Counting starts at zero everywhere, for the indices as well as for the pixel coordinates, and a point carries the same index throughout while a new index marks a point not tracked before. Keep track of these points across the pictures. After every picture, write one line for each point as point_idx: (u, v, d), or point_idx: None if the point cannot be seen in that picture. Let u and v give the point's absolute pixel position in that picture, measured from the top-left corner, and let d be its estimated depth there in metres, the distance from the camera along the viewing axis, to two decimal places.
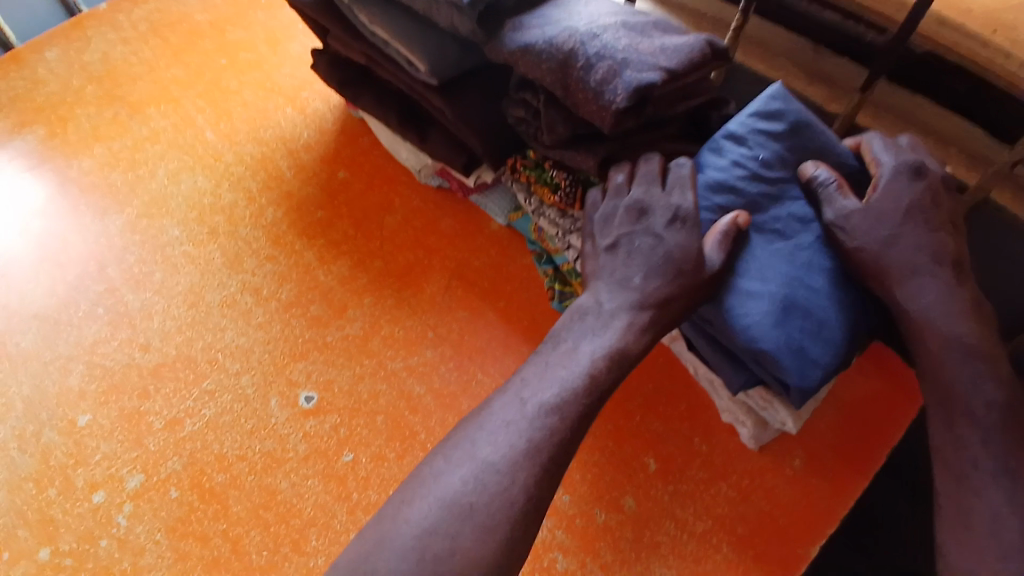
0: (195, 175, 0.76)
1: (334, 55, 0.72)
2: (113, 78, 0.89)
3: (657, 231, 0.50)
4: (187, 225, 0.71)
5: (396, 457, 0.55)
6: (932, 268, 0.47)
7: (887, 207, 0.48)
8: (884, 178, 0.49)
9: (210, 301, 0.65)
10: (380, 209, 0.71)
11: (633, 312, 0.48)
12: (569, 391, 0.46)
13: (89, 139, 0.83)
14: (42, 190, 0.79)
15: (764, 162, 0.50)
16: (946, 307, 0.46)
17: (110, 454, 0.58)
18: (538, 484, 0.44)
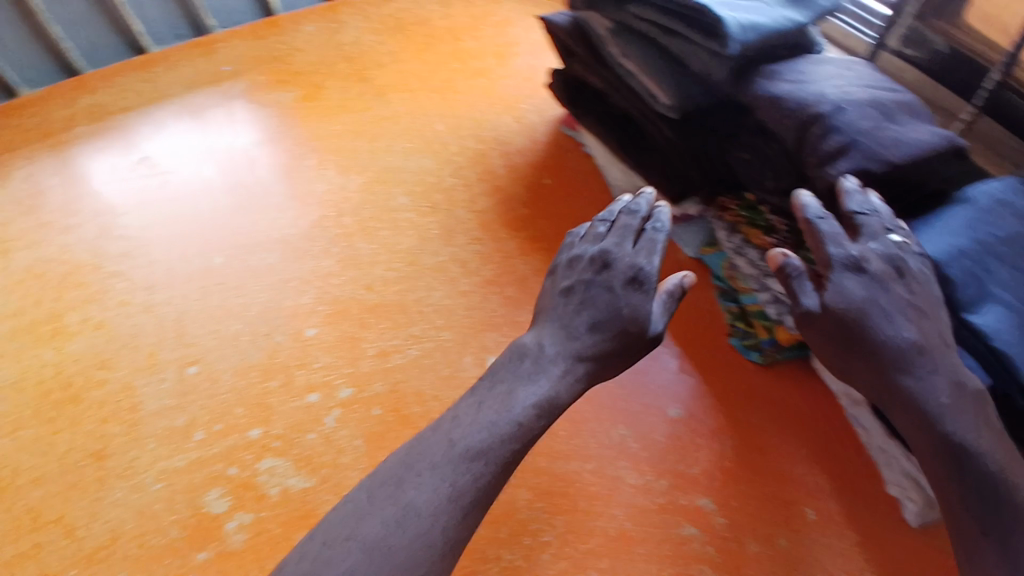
0: (422, 156, 0.86)
1: (566, 74, 0.78)
2: (363, 61, 1.00)
3: (591, 275, 0.56)
4: (413, 196, 0.82)
5: (567, 435, 0.59)
6: (935, 367, 0.46)
7: (841, 302, 0.49)
8: (835, 275, 0.50)
9: (425, 262, 0.74)
10: (577, 218, 0.77)
11: (569, 359, 0.52)
12: (497, 437, 0.47)
13: (337, 110, 0.93)
14: (292, 138, 0.90)
15: (610, 214, 0.61)
16: (937, 394, 0.46)
17: (327, 365, 0.66)
18: (458, 527, 0.44)
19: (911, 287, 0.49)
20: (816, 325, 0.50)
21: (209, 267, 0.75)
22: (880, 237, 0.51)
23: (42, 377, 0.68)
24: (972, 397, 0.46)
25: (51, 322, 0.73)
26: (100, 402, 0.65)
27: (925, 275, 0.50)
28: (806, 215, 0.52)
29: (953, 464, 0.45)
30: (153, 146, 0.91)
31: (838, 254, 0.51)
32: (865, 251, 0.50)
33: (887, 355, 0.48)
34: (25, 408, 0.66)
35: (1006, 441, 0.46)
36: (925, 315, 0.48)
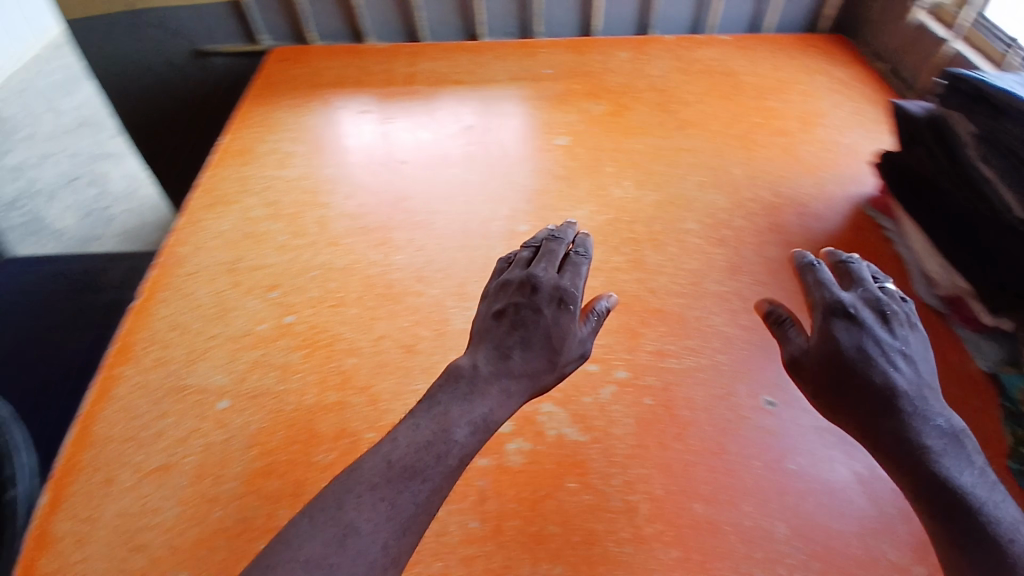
0: (715, 192, 0.92)
1: (900, 160, 0.83)
2: (670, 95, 1.09)
3: (552, 313, 0.67)
4: (703, 225, 0.87)
5: (834, 489, 0.61)
6: (947, 432, 0.55)
7: (850, 341, 0.62)
8: (840, 327, 0.64)
9: (709, 287, 0.79)
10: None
11: (501, 389, 0.60)
12: (421, 447, 0.54)
13: (641, 130, 1.02)
14: (594, 141, 0.99)
15: (580, 249, 0.75)
16: (952, 449, 0.54)
17: (607, 345, 0.73)
18: (396, 541, 0.48)
19: (872, 328, 0.63)
20: (815, 365, 0.63)
21: (515, 231, 0.86)
22: (841, 292, 0.67)
23: (368, 273, 0.82)
24: (949, 426, 0.55)
25: (378, 232, 0.88)
26: (415, 309, 0.78)
27: (892, 318, 0.65)
28: (814, 280, 0.69)
29: (927, 475, 0.52)
30: (474, 118, 1.06)
31: (824, 296, 0.67)
32: (851, 299, 0.66)
33: (903, 401, 0.57)
34: (354, 294, 0.80)
35: (987, 475, 0.52)
36: (912, 365, 0.61)
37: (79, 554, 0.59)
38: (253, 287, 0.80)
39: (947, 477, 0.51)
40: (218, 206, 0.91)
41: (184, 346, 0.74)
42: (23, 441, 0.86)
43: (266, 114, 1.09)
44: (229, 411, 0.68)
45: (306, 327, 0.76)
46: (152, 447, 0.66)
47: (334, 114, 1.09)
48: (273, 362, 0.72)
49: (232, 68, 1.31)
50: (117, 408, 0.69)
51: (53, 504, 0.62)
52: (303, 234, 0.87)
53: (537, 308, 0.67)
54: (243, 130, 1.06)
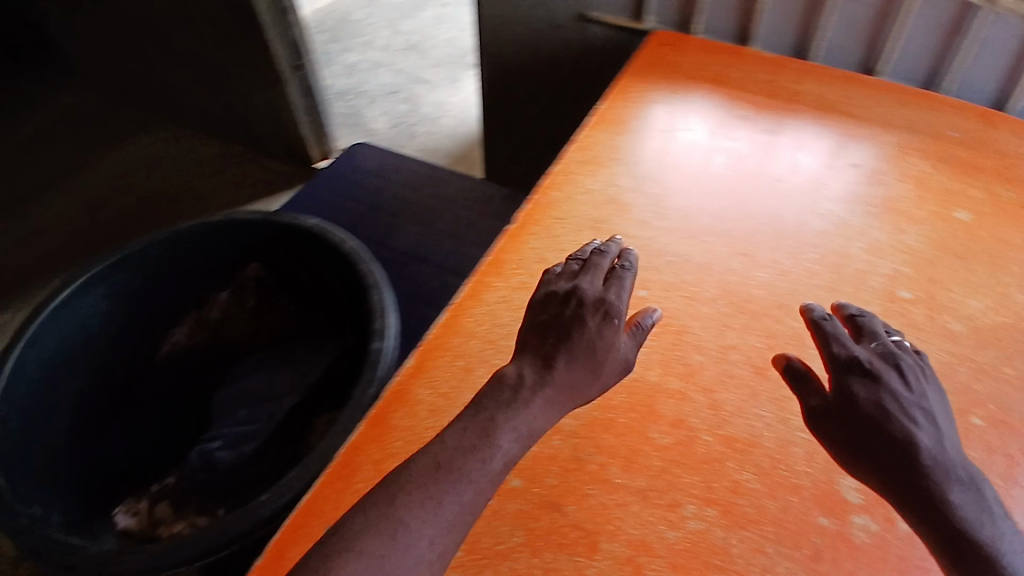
0: None
1: None
2: None
3: (569, 283, 0.67)
4: None
5: None
6: (965, 482, 0.55)
7: (875, 407, 0.60)
8: (864, 390, 0.61)
9: None
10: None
11: (537, 387, 0.57)
12: (463, 455, 0.52)
13: None
14: (1001, 231, 0.88)
15: (626, 263, 0.70)
16: (972, 506, 0.54)
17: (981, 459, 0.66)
18: (445, 539, 0.49)
19: (882, 383, 0.61)
20: (836, 419, 0.61)
21: (896, 294, 0.80)
22: (859, 352, 0.64)
23: (726, 279, 0.81)
24: (910, 444, 0.57)
25: (740, 243, 0.85)
26: (771, 333, 0.76)
27: (896, 364, 0.64)
28: (830, 332, 0.66)
29: (925, 490, 0.55)
30: (857, 157, 0.98)
31: (839, 353, 0.65)
32: (868, 356, 0.64)
33: (922, 459, 0.56)
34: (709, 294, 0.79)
35: (988, 508, 0.54)
36: (893, 396, 0.61)
37: (434, 422, 0.66)
38: None
39: (937, 489, 0.55)
40: (590, 164, 0.94)
41: None
42: (368, 257, 0.86)
43: (648, 87, 1.10)
44: None
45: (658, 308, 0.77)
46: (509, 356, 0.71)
47: (704, 112, 1.05)
48: None
49: (606, 40, 1.31)
50: (484, 310, 0.76)
51: (417, 369, 0.70)
52: (665, 218, 0.87)
53: (564, 302, 0.64)
54: (618, 101, 1.06)
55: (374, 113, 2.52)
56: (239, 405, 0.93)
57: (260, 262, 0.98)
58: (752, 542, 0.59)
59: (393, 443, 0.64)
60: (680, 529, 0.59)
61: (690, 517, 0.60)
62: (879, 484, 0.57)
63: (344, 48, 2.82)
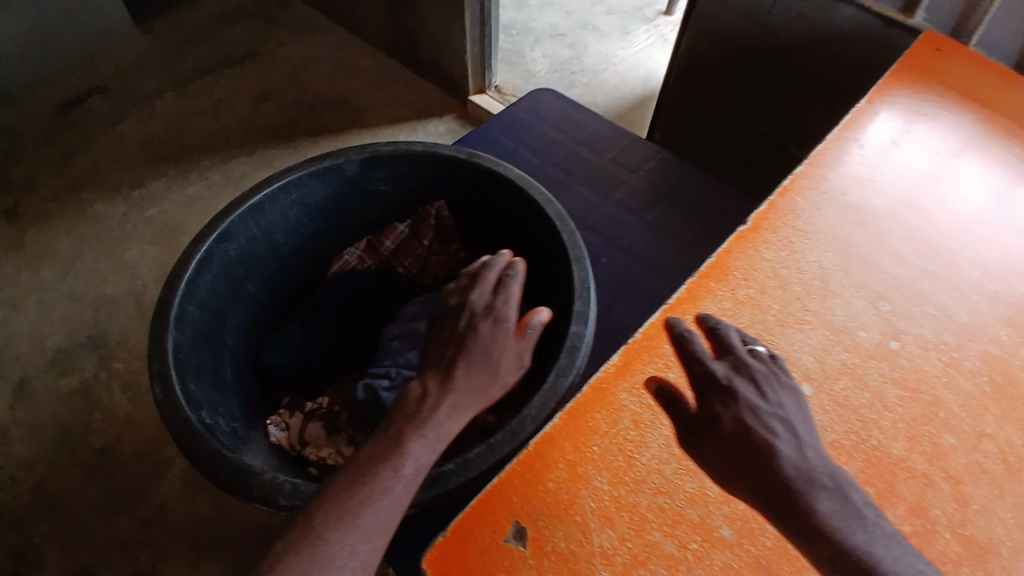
0: None
1: None
2: None
3: (483, 290, 0.72)
4: None
5: None
6: (834, 494, 0.50)
7: (734, 429, 0.53)
8: (726, 411, 0.54)
9: None
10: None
11: (423, 394, 0.61)
12: (375, 465, 0.55)
13: None
14: None
15: (512, 275, 0.74)
16: (841, 518, 0.49)
17: None
18: (375, 544, 0.52)
19: (734, 400, 0.55)
20: (701, 439, 0.54)
21: None
22: (731, 375, 0.56)
23: (990, 350, 0.68)
24: (779, 457, 0.51)
25: (1012, 309, 0.71)
26: None
27: (760, 381, 0.57)
28: (687, 344, 0.59)
29: (793, 502, 0.50)
30: None
31: (698, 365, 0.57)
32: (724, 370, 0.57)
33: (795, 484, 0.50)
34: (971, 365, 0.67)
35: (859, 513, 0.49)
36: (749, 405, 0.54)
37: (637, 435, 0.58)
38: (862, 285, 0.71)
39: (803, 497, 0.49)
40: (845, 173, 0.80)
41: (781, 301, 0.68)
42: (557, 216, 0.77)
43: (914, 95, 0.92)
44: (811, 401, 0.63)
45: (910, 366, 0.66)
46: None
47: (985, 134, 0.87)
48: (868, 381, 0.65)
49: (854, 22, 1.12)
50: None
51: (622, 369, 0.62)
52: (926, 259, 0.74)
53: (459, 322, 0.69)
54: (881, 104, 0.90)
55: (535, 55, 2.35)
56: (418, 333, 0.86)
57: (434, 192, 0.92)
58: None
59: (592, 447, 0.57)
60: None
61: None
62: (743, 489, 0.52)
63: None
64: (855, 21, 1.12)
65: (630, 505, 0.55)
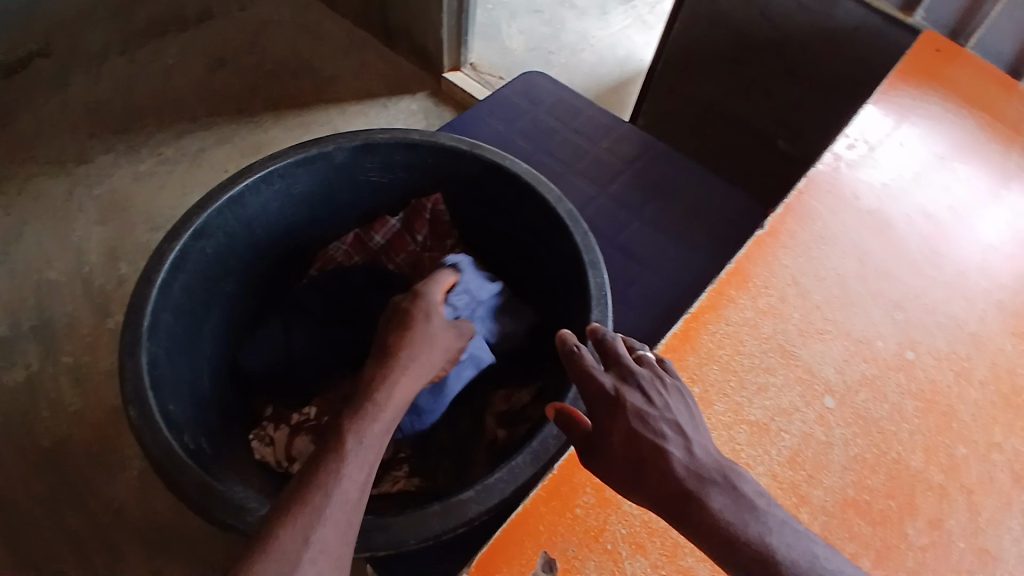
0: None
1: None
2: None
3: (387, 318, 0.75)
4: None
5: None
6: (730, 488, 0.46)
7: (625, 436, 0.49)
8: (616, 419, 0.51)
9: None
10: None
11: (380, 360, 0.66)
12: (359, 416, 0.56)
13: None
14: None
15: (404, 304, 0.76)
16: (740, 518, 0.44)
17: None
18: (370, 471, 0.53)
19: (621, 408, 0.51)
20: (599, 453, 0.50)
21: None
22: (623, 385, 0.53)
23: (1002, 362, 0.68)
24: (665, 459, 0.47)
25: (1018, 320, 0.71)
26: None
27: (645, 385, 0.53)
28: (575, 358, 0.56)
29: (681, 502, 0.45)
30: None
31: (584, 385, 0.54)
32: (612, 381, 0.54)
33: (687, 485, 0.46)
34: (980, 373, 0.66)
35: (751, 505, 0.45)
36: (632, 411, 0.51)
37: None
38: (880, 292, 0.69)
39: (693, 495, 0.45)
40: (857, 173, 0.79)
41: (802, 311, 0.66)
42: (568, 215, 0.74)
43: (918, 96, 0.92)
44: (833, 414, 0.61)
45: (926, 378, 0.65)
46: (752, 396, 0.60)
47: (984, 140, 0.88)
48: (887, 393, 0.63)
49: (853, 19, 1.12)
50: (726, 331, 0.64)
51: None
52: (938, 269, 0.73)
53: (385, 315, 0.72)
54: (889, 103, 0.89)
55: (512, 31, 2.27)
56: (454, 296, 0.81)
57: (429, 184, 0.86)
58: None
59: None
60: None
61: None
62: (635, 497, 0.48)
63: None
64: (855, 17, 1.11)
65: (661, 530, 0.52)
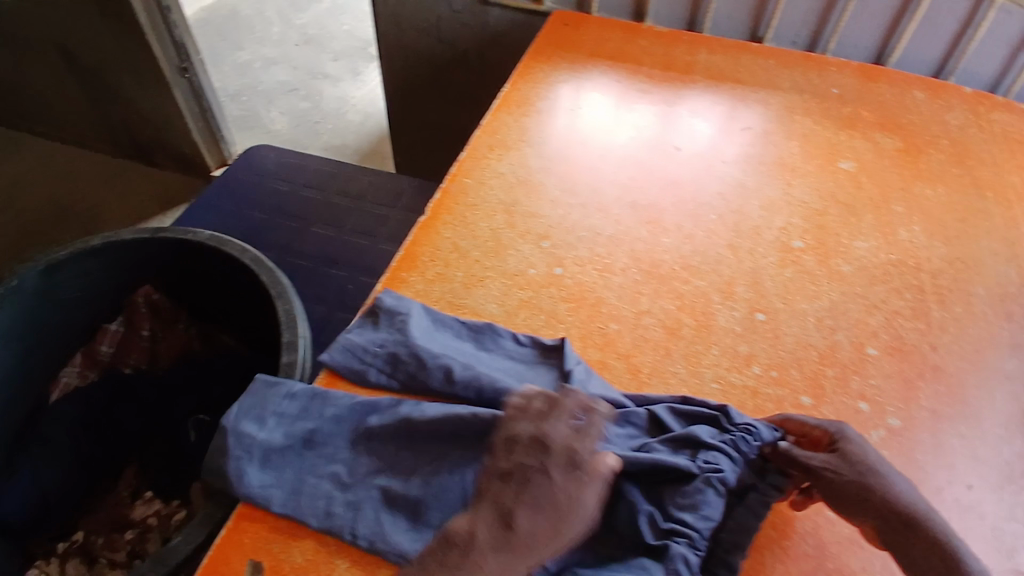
0: (1006, 269, 0.86)
1: None
2: (966, 149, 1.01)
3: (510, 367, 0.69)
4: (990, 296, 0.82)
5: None
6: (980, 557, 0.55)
7: (880, 501, 0.56)
8: (858, 473, 0.58)
9: (991, 363, 0.75)
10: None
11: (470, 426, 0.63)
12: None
13: (931, 177, 0.95)
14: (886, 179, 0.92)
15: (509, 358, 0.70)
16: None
17: (879, 388, 0.70)
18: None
19: (878, 476, 0.58)
20: (876, 508, 0.56)
21: (787, 245, 0.83)
22: (863, 461, 0.59)
23: (635, 248, 0.83)
24: (902, 502, 0.56)
25: (647, 212, 0.87)
26: (679, 294, 0.78)
27: (867, 463, 0.59)
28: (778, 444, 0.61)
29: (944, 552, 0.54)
30: (751, 120, 1.02)
31: (819, 463, 0.58)
32: (867, 465, 0.58)
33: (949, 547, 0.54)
34: (621, 264, 0.81)
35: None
36: (876, 476, 0.58)
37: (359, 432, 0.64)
38: (526, 232, 0.83)
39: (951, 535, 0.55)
40: (501, 147, 0.94)
41: (464, 270, 0.78)
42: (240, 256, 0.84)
43: (547, 71, 1.09)
44: (501, 341, 0.71)
45: (575, 283, 0.78)
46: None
47: (604, 87, 1.08)
48: (542, 306, 0.76)
49: (505, 20, 1.30)
50: (402, 308, 0.74)
51: (333, 381, 0.68)
52: (574, 195, 0.89)
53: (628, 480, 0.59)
54: (525, 82, 1.07)
55: (272, 114, 2.36)
56: (723, 458, 0.59)
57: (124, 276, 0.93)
58: None
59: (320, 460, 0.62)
60: None
61: None
62: (873, 536, 0.57)
63: (234, 46, 2.66)
64: (505, 19, 1.30)
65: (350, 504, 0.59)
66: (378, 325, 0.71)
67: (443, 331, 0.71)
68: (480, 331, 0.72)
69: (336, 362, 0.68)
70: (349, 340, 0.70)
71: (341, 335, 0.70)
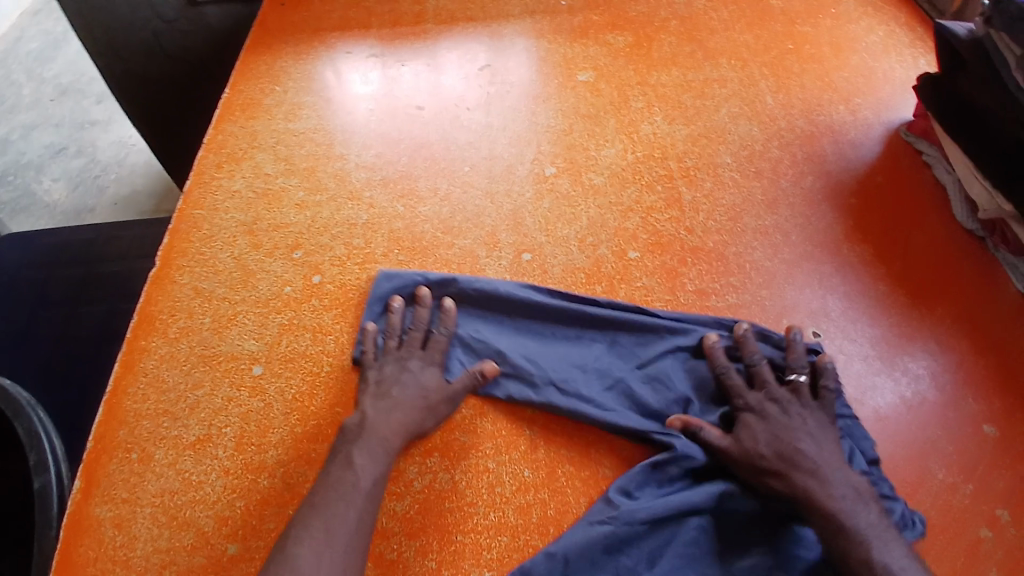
0: (751, 124, 0.87)
1: (943, 87, 0.76)
2: (695, 22, 1.02)
3: (525, 317, 0.69)
4: (738, 158, 0.83)
5: (869, 420, 0.62)
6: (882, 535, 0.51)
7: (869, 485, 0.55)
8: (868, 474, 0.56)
9: (748, 222, 0.76)
10: (905, 236, 0.75)
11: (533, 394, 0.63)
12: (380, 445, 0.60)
13: (666, 62, 0.96)
14: (622, 80, 0.94)
15: (553, 335, 0.68)
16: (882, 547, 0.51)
17: (649, 286, 0.71)
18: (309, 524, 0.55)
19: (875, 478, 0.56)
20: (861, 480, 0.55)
21: (542, 175, 0.83)
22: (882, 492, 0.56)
23: (393, 228, 0.78)
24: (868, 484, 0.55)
25: (398, 185, 0.83)
26: (445, 261, 0.75)
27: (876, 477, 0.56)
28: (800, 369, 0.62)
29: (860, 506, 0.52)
30: (492, 57, 0.99)
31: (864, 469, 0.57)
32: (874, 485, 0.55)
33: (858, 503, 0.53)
34: (381, 249, 0.77)
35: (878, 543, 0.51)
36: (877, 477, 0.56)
37: (124, 536, 0.58)
38: (275, 247, 0.77)
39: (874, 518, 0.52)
40: (234, 162, 0.86)
41: (212, 313, 0.72)
42: None
43: (270, 62, 1.00)
44: (264, 377, 0.67)
45: (336, 286, 0.73)
46: (186, 419, 0.65)
47: (338, 60, 1.00)
48: (306, 324, 0.70)
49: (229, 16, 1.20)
50: (146, 382, 0.67)
51: (87, 488, 0.61)
52: (322, 190, 0.83)
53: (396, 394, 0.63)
54: (250, 80, 0.97)
55: (45, 184, 2.00)
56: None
57: None
58: (477, 466, 0.60)
59: None
60: (408, 496, 0.59)
61: (415, 478, 0.60)
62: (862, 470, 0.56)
63: None
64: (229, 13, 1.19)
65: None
66: (401, 309, 0.71)
67: (453, 312, 0.70)
68: (487, 295, 0.70)
69: (362, 352, 0.67)
70: (393, 319, 0.70)
71: (371, 316, 0.70)
